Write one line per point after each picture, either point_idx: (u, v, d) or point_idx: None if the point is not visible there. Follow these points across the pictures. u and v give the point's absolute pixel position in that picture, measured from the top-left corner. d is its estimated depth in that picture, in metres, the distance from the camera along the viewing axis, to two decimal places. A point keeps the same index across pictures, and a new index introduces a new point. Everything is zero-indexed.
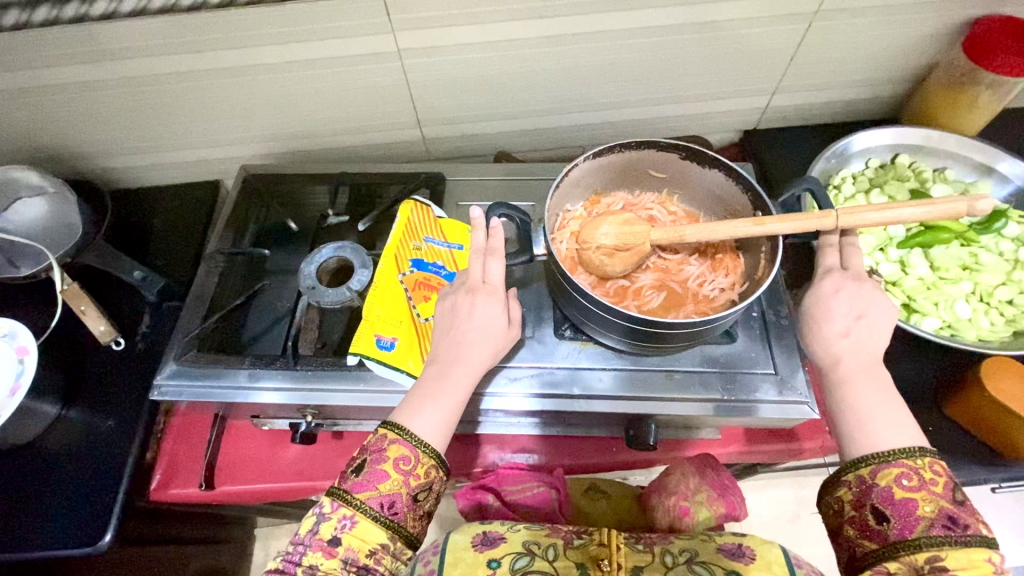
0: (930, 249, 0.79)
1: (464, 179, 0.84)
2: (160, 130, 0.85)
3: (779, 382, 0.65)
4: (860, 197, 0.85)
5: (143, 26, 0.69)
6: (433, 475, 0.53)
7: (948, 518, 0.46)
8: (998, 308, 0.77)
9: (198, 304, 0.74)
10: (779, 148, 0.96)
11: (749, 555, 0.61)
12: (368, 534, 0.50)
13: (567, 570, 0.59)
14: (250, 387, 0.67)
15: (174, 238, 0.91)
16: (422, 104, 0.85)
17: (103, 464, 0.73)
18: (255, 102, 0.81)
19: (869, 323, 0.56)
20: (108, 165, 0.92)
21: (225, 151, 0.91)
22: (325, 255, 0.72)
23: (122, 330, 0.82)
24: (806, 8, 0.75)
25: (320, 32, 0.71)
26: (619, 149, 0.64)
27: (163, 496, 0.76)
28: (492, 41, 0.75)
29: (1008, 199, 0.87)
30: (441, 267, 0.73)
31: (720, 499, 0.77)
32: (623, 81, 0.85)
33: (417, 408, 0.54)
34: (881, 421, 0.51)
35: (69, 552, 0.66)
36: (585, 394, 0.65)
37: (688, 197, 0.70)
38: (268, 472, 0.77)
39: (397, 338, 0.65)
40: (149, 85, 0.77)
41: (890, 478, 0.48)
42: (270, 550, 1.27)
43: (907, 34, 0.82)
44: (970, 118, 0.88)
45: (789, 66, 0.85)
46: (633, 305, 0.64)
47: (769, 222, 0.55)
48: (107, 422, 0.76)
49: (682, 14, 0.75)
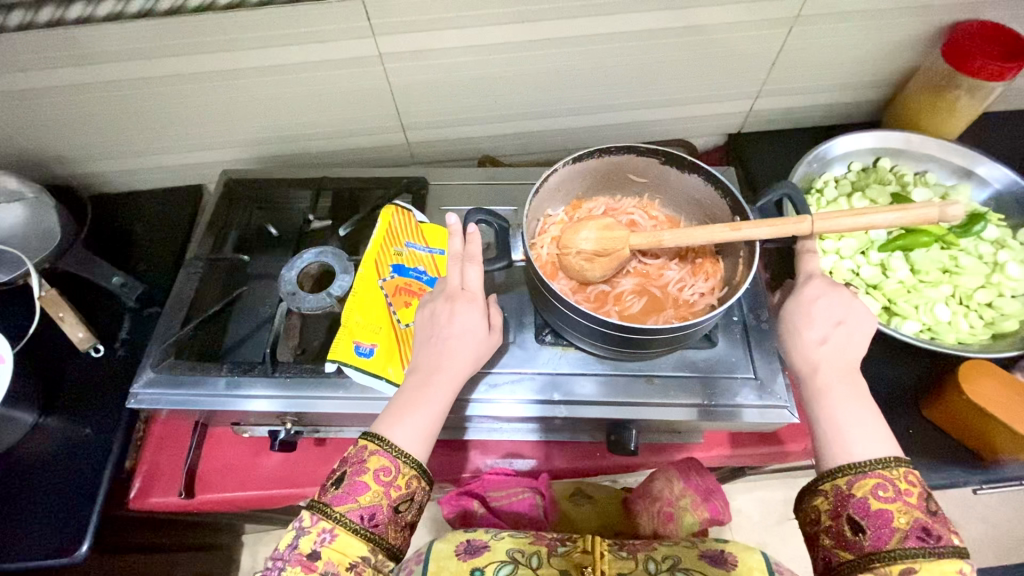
0: (910, 253, 0.80)
1: (447, 183, 0.84)
2: (139, 134, 0.84)
3: (759, 386, 0.65)
4: (842, 200, 0.85)
5: (119, 31, 0.68)
6: (414, 485, 0.52)
7: (922, 529, 0.47)
8: (977, 310, 0.78)
9: (177, 308, 0.73)
10: (763, 152, 0.96)
11: (731, 561, 0.60)
12: (348, 547, 0.49)
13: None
14: (230, 394, 0.66)
15: (156, 243, 0.90)
16: (406, 108, 0.84)
17: (80, 473, 0.72)
18: (236, 106, 0.81)
19: (848, 330, 0.55)
20: (89, 170, 0.91)
21: (207, 155, 0.90)
22: (306, 260, 0.72)
23: (101, 335, 0.82)
24: (787, 13, 0.76)
25: (301, 36, 0.71)
26: (599, 153, 0.64)
27: (142, 506, 0.74)
28: (473, 45, 0.75)
29: (987, 202, 0.87)
30: (423, 272, 0.72)
31: (703, 504, 0.75)
32: (606, 85, 0.85)
33: (397, 418, 0.53)
34: (860, 429, 0.51)
35: (45, 562, 0.66)
36: (567, 400, 0.65)
37: (669, 202, 0.70)
38: (248, 478, 0.76)
39: (376, 345, 0.64)
40: (128, 90, 0.76)
41: (866, 489, 0.48)
42: (258, 557, 1.25)
43: (887, 39, 0.83)
44: (949, 122, 0.88)
45: (771, 70, 0.86)
46: (614, 310, 0.64)
47: (744, 226, 0.55)
48: (85, 430, 0.75)
49: (663, 18, 0.75)
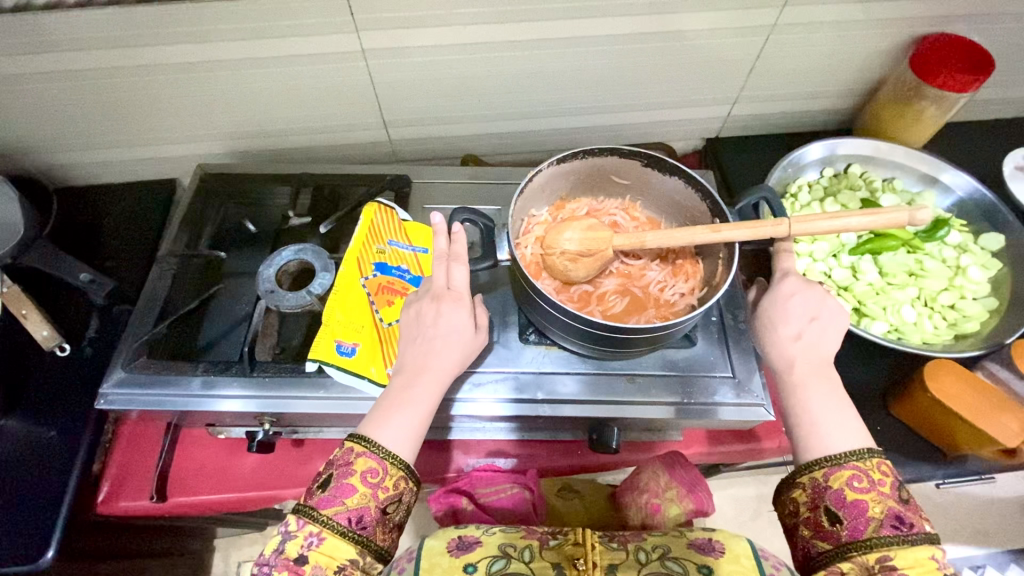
0: (878, 256, 0.84)
1: (430, 181, 0.83)
2: (109, 125, 0.81)
3: (736, 385, 0.67)
4: (815, 205, 0.88)
5: (90, 18, 0.66)
6: (402, 486, 0.51)
7: (895, 517, 0.48)
8: (940, 312, 0.82)
9: (149, 307, 0.71)
10: (739, 157, 0.99)
11: (719, 549, 0.60)
12: (336, 550, 0.48)
13: (544, 571, 0.58)
14: (205, 395, 0.64)
15: (127, 239, 0.87)
16: (388, 105, 0.84)
17: (45, 478, 0.69)
18: (211, 98, 0.79)
19: (822, 325, 0.57)
20: (53, 163, 0.87)
21: (180, 148, 0.88)
22: (285, 258, 0.71)
23: (67, 334, 0.78)
24: (765, 20, 0.78)
25: (281, 30, 0.70)
26: (582, 155, 0.64)
27: (111, 510, 0.73)
28: (457, 44, 0.75)
29: (951, 208, 0.91)
30: (405, 271, 0.72)
31: (688, 496, 0.77)
32: (589, 87, 0.86)
33: (383, 420, 0.52)
34: (836, 424, 0.52)
35: (6, 571, 0.63)
36: (550, 399, 0.66)
37: (650, 204, 0.71)
38: (224, 481, 0.75)
39: (358, 344, 0.64)
40: (98, 80, 0.74)
41: (843, 481, 0.50)
42: (230, 562, 1.22)
43: (858, 50, 0.86)
44: (915, 131, 0.92)
45: (749, 76, 0.88)
46: (597, 310, 0.65)
47: (724, 228, 0.56)
48: (50, 433, 0.72)
49: (645, 23, 0.76)
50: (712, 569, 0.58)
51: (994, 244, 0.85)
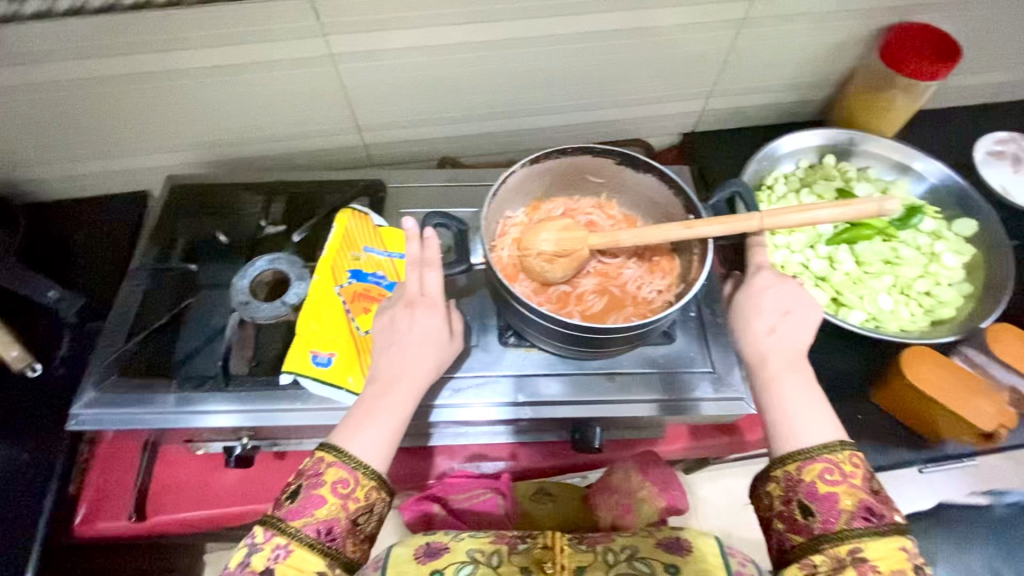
0: (854, 245, 0.85)
1: (406, 186, 0.82)
2: (74, 138, 0.80)
3: (716, 380, 0.67)
4: (791, 196, 0.89)
5: (52, 29, 0.65)
6: (374, 497, 0.51)
7: (866, 509, 0.48)
8: (917, 299, 0.83)
9: (120, 323, 0.70)
10: (715, 150, 0.99)
11: (686, 547, 0.60)
12: (303, 563, 0.47)
13: None
14: (181, 411, 0.63)
15: (95, 255, 0.86)
16: (362, 109, 0.82)
17: (20, 500, 0.68)
18: (180, 109, 0.77)
19: (795, 319, 0.57)
20: (18, 178, 0.85)
21: (148, 159, 0.86)
22: (259, 268, 0.71)
23: (38, 353, 0.77)
24: (736, 14, 0.78)
25: (250, 35, 0.69)
26: (556, 154, 0.64)
27: (90, 531, 0.71)
28: (429, 45, 0.74)
29: (924, 196, 0.92)
30: (382, 277, 0.71)
31: (661, 494, 0.78)
32: (563, 85, 0.85)
33: (356, 429, 0.52)
34: (810, 417, 0.52)
35: None
36: (532, 401, 0.65)
37: (626, 201, 0.70)
38: (204, 497, 0.74)
39: (334, 354, 0.63)
40: (62, 92, 0.72)
41: (815, 474, 0.50)
42: None
43: (829, 42, 0.86)
44: (888, 120, 0.93)
45: (722, 70, 0.88)
46: (576, 310, 0.64)
47: (697, 224, 0.56)
48: (22, 455, 0.70)
49: (617, 20, 0.76)
50: (678, 569, 0.58)
51: (967, 229, 0.86)
